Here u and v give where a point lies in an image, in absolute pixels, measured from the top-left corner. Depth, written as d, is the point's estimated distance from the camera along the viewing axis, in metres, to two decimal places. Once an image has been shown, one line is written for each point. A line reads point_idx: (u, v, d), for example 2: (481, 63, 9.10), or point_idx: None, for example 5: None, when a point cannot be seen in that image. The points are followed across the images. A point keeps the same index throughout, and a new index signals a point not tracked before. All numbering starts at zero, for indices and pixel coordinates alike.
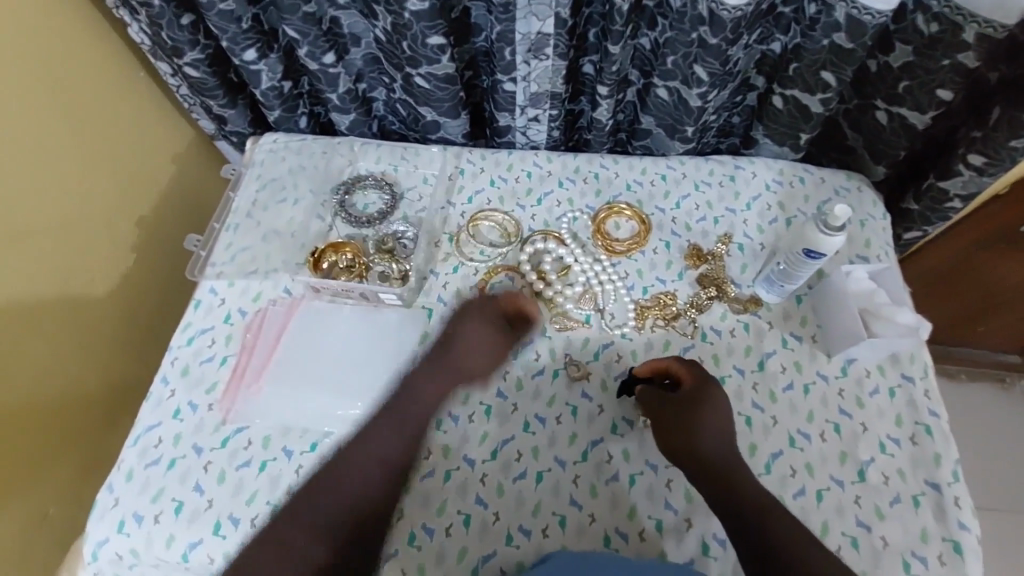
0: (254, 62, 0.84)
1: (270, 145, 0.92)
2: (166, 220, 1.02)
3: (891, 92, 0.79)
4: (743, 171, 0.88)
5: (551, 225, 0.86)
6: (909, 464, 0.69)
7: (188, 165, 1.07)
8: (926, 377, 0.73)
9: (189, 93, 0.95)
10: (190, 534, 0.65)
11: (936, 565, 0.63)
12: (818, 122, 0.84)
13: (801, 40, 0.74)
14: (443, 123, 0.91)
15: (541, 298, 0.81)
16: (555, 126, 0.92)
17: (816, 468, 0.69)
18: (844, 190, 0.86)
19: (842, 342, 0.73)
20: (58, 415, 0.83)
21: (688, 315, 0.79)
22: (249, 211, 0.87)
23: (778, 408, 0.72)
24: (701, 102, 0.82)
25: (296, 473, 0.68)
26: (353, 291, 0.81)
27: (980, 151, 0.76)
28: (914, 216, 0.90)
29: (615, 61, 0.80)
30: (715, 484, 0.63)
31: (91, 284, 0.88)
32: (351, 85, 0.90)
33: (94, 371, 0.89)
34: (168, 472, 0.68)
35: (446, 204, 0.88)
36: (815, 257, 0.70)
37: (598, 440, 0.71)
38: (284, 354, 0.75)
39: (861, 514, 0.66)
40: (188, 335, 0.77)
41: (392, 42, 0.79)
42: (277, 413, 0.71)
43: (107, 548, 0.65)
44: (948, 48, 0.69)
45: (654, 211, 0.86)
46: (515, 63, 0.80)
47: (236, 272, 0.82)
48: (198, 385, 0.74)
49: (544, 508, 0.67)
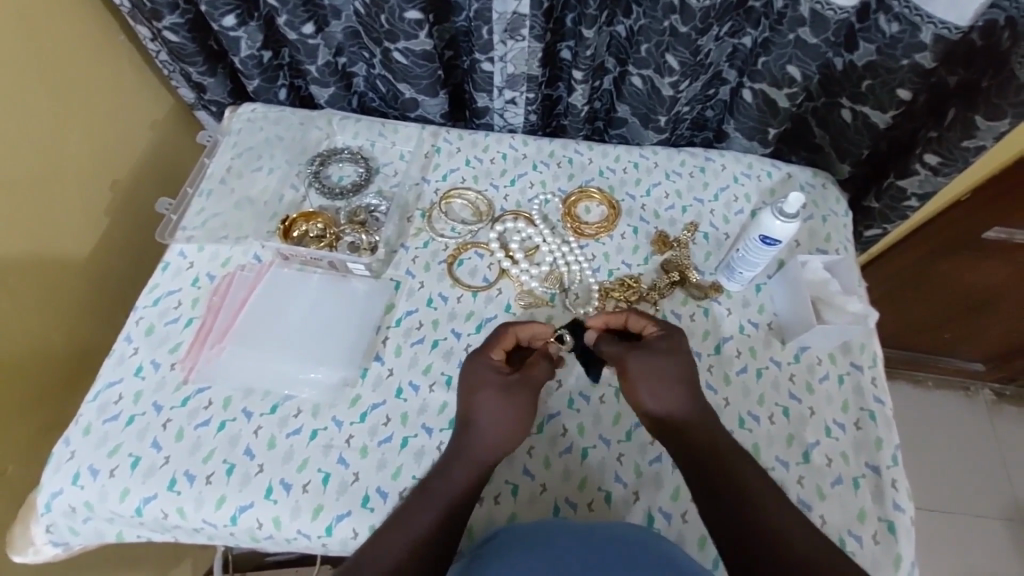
0: (233, 29, 0.85)
1: (248, 114, 0.92)
2: (140, 187, 1.02)
3: (855, 91, 0.81)
4: (713, 163, 0.90)
5: (523, 206, 0.88)
6: (851, 447, 0.71)
7: (164, 131, 1.07)
8: (874, 366, 0.76)
9: (169, 59, 0.96)
10: (146, 489, 0.65)
11: (871, 542, 0.66)
12: (785, 118, 0.87)
13: (770, 34, 0.77)
14: (422, 101, 0.92)
15: (507, 276, 0.82)
16: (532, 110, 0.94)
17: (763, 449, 0.71)
18: (810, 186, 0.88)
19: (795, 329, 0.76)
20: (22, 371, 0.82)
21: (650, 299, 0.80)
22: (223, 178, 0.88)
23: (731, 390, 0.74)
24: (673, 92, 0.84)
25: (254, 435, 0.69)
26: (322, 260, 0.82)
27: (936, 151, 0.80)
28: (874, 214, 0.95)
29: (590, 45, 0.82)
30: (694, 465, 0.61)
31: (61, 243, 0.88)
32: (331, 58, 0.91)
33: (61, 331, 0.89)
34: (126, 428, 0.69)
35: (420, 181, 0.89)
36: (771, 244, 0.72)
37: (555, 414, 0.72)
38: (248, 317, 0.77)
39: (803, 492, 0.69)
40: (155, 296, 0.78)
41: (370, 16, 0.80)
42: (240, 374, 0.72)
43: (61, 500, 0.66)
44: (907, 48, 0.72)
45: (625, 197, 0.88)
46: (492, 43, 0.82)
47: (206, 237, 0.82)
48: (161, 344, 0.74)
49: (498, 477, 0.69)
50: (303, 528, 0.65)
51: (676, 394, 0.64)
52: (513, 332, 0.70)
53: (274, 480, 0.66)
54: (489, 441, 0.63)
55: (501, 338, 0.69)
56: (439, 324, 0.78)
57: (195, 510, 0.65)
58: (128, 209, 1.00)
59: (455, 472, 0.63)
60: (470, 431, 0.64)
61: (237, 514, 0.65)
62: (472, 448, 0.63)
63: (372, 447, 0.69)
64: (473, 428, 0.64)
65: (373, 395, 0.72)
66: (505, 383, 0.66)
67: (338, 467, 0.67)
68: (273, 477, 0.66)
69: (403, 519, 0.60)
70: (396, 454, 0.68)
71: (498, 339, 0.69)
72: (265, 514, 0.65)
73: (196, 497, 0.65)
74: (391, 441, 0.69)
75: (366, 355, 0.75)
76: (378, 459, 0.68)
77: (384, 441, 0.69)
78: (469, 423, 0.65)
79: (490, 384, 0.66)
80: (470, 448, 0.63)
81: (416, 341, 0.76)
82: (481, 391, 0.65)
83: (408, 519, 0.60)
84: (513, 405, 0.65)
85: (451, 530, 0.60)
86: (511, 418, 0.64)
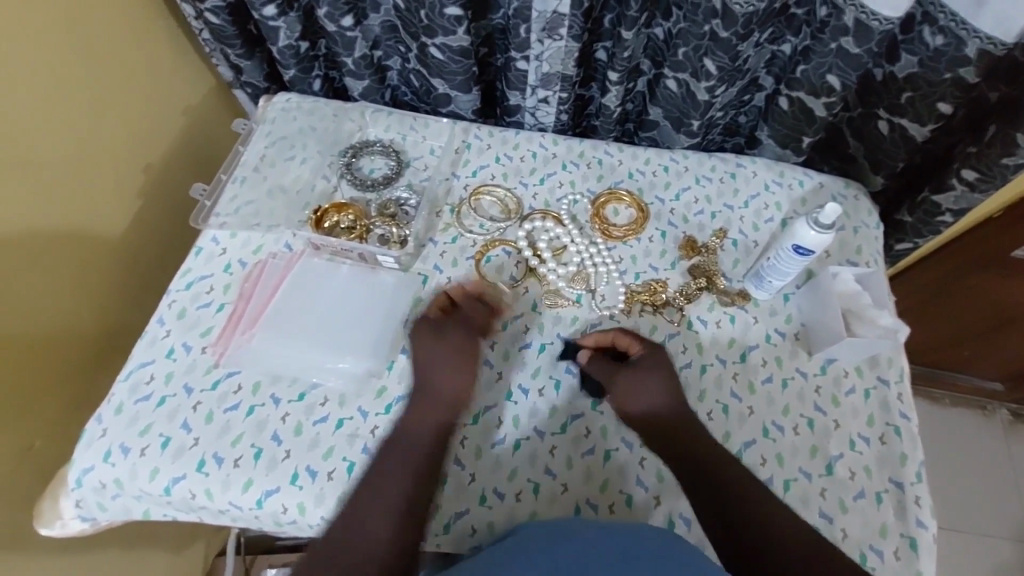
0: (273, 18, 0.85)
1: (282, 103, 0.93)
2: (172, 171, 1.04)
3: (894, 102, 0.80)
4: (744, 169, 0.89)
5: (551, 205, 0.88)
6: (875, 462, 0.71)
7: (196, 116, 1.08)
8: (901, 381, 0.76)
9: (210, 38, 0.96)
10: (175, 469, 0.67)
11: (892, 559, 0.66)
12: (821, 127, 0.86)
13: (811, 42, 0.77)
14: (454, 97, 0.93)
15: (534, 274, 0.82)
16: (564, 110, 0.94)
17: (787, 460, 0.71)
18: (841, 197, 0.88)
19: (823, 341, 0.75)
20: (54, 347, 0.84)
21: (676, 304, 0.80)
22: (256, 166, 0.88)
23: (755, 399, 0.74)
24: (709, 96, 0.83)
25: (281, 421, 0.70)
26: (352, 252, 0.82)
27: (974, 167, 0.79)
28: (906, 227, 0.94)
29: (627, 47, 0.82)
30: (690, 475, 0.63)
31: (94, 224, 0.89)
32: (367, 51, 0.91)
33: (91, 311, 0.90)
34: (157, 408, 0.70)
35: (450, 176, 0.89)
36: (803, 254, 0.72)
37: (578, 414, 0.73)
38: (279, 305, 0.77)
39: (825, 505, 0.68)
40: (187, 280, 0.79)
41: (411, 10, 0.80)
42: (269, 362, 0.73)
43: (92, 476, 0.67)
44: (951, 62, 0.71)
45: (654, 201, 0.88)
46: (529, 42, 0.82)
47: (239, 224, 0.83)
48: (193, 328, 0.75)
49: (520, 475, 0.69)
50: (327, 515, 0.65)
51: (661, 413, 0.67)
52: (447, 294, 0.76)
53: (300, 467, 0.67)
54: (450, 386, 0.68)
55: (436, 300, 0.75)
56: None
57: (222, 492, 0.66)
58: (160, 192, 1.02)
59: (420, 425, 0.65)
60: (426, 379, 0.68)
61: (262, 498, 0.66)
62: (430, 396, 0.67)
63: None
64: (428, 377, 0.68)
65: (399, 387, 0.73)
66: (464, 329, 0.71)
67: (363, 456, 0.68)
68: (299, 463, 0.67)
69: (372, 482, 0.61)
70: None
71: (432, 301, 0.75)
72: (290, 500, 0.66)
73: (224, 479, 0.66)
74: None
75: (393, 347, 0.75)
76: None
77: None
78: (425, 375, 0.69)
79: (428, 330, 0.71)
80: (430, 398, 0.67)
81: None
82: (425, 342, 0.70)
83: (373, 484, 0.61)
84: (451, 344, 0.70)
85: (421, 490, 0.61)
86: (460, 360, 0.69)
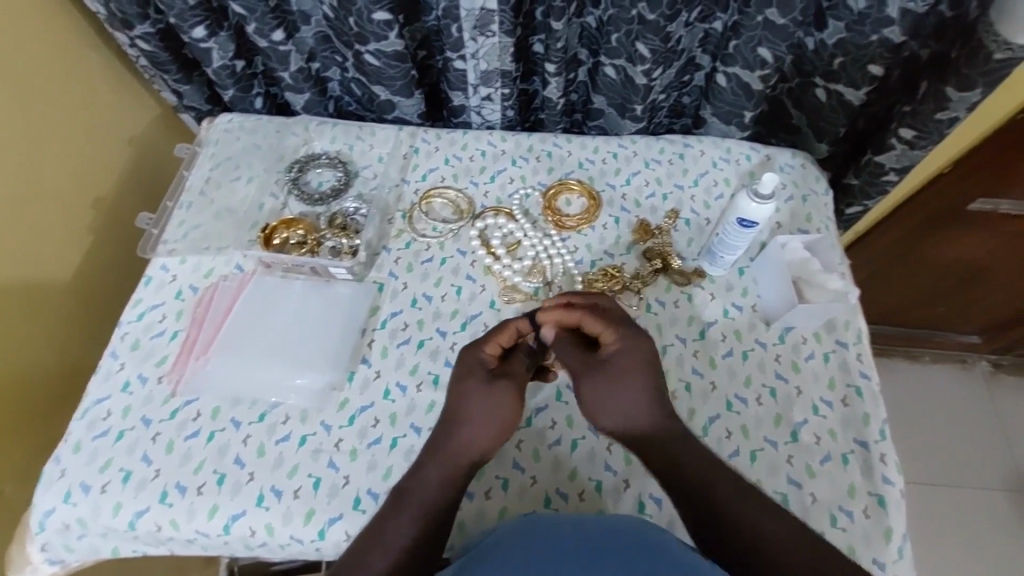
0: (204, 40, 0.85)
1: (224, 125, 0.93)
2: (122, 203, 1.03)
3: (828, 69, 0.81)
4: (691, 149, 0.90)
5: (503, 202, 0.88)
6: (839, 424, 0.72)
7: (143, 147, 1.07)
8: (859, 342, 0.77)
9: (148, 64, 0.93)
10: (137, 503, 0.66)
11: (862, 518, 0.66)
12: (760, 100, 0.87)
13: (739, 17, 0.77)
14: (398, 102, 0.93)
15: (489, 273, 0.82)
16: (508, 105, 0.94)
17: (752, 430, 0.71)
18: (788, 167, 0.88)
19: (779, 309, 0.76)
20: (16, 393, 0.83)
21: (633, 288, 0.80)
22: (202, 189, 0.88)
23: (717, 373, 0.75)
24: (647, 79, 0.84)
25: (244, 443, 0.69)
26: (304, 266, 0.82)
27: (911, 125, 0.80)
28: (855, 190, 0.95)
29: (560, 38, 0.82)
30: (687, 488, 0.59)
31: (46, 266, 0.88)
32: (303, 64, 0.91)
33: (49, 353, 0.89)
34: (116, 443, 0.69)
35: (400, 181, 0.89)
36: (748, 226, 0.72)
37: (542, 407, 0.73)
38: (233, 324, 0.77)
39: (793, 472, 0.69)
40: (139, 310, 0.78)
41: (340, 19, 0.80)
42: (227, 385, 0.72)
43: (54, 518, 0.66)
44: (875, 24, 0.73)
45: (605, 187, 0.88)
46: (462, 41, 0.82)
47: (188, 249, 0.82)
48: (148, 359, 0.74)
49: (488, 472, 0.69)
50: (296, 534, 0.65)
51: (628, 417, 0.62)
52: (514, 327, 0.68)
53: (265, 488, 0.66)
54: (479, 426, 0.62)
55: (501, 333, 0.67)
56: (424, 324, 0.78)
57: (188, 521, 0.65)
58: (113, 225, 1.01)
59: (429, 474, 0.61)
60: (455, 421, 0.63)
61: (230, 523, 0.65)
62: (464, 446, 0.62)
63: (361, 449, 0.69)
64: (462, 423, 0.63)
65: (361, 398, 0.72)
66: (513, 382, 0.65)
67: (329, 471, 0.68)
68: (264, 484, 0.67)
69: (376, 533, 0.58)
70: (385, 455, 0.69)
71: (497, 333, 0.67)
72: (257, 521, 0.65)
73: (189, 508, 0.65)
74: (380, 443, 0.69)
75: (352, 358, 0.75)
76: (367, 461, 0.68)
77: (373, 443, 0.69)
78: (463, 417, 0.63)
79: (478, 376, 0.65)
80: (455, 445, 0.62)
81: (402, 342, 0.76)
82: (472, 391, 0.64)
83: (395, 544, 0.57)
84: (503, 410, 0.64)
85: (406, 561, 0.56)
86: (501, 416, 0.63)
